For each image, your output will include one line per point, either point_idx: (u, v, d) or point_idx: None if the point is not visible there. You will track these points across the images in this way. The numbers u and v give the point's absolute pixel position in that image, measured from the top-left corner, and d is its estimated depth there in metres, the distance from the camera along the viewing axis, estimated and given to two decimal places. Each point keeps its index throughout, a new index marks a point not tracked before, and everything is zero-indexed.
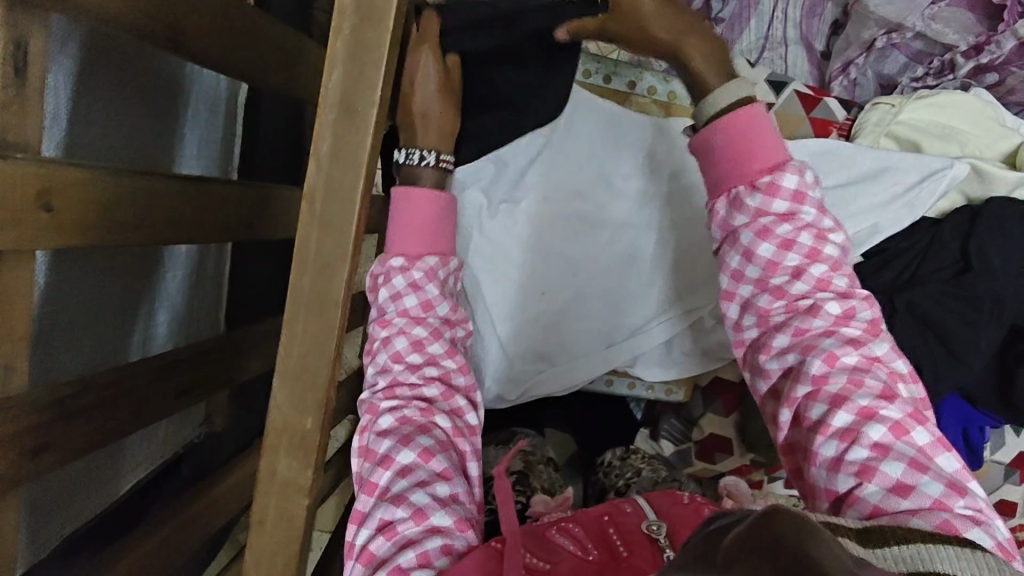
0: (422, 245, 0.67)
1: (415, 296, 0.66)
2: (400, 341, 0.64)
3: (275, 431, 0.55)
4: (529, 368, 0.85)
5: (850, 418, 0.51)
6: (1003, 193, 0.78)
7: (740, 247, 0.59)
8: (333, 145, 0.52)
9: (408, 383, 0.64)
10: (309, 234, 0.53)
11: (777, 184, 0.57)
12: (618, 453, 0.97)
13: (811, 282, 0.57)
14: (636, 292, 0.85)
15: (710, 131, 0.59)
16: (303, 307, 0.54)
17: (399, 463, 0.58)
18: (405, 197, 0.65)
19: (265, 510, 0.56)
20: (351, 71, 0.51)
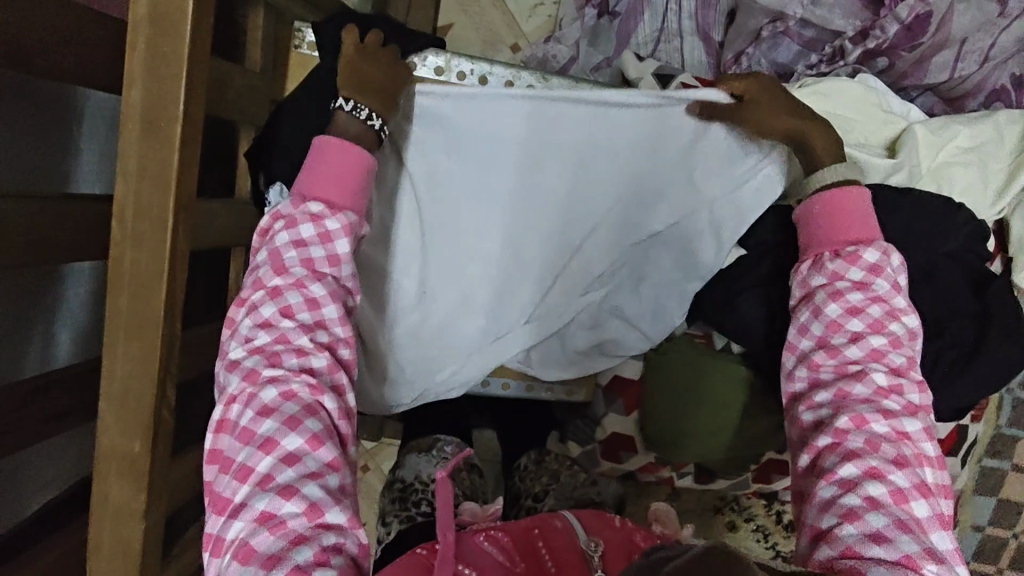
0: (339, 194, 0.65)
1: (321, 249, 0.63)
2: (294, 296, 0.61)
3: (104, 455, 0.55)
4: (426, 354, 0.83)
5: (857, 472, 0.58)
6: (877, 181, 0.77)
7: (813, 306, 0.67)
8: (139, 163, 0.51)
9: (294, 346, 0.60)
10: (122, 254, 0.52)
11: (860, 256, 0.66)
12: (532, 456, 0.99)
13: (866, 349, 0.64)
14: (531, 279, 0.82)
15: (813, 203, 0.70)
16: (124, 329, 0.53)
17: (285, 449, 0.54)
18: (331, 143, 0.65)
19: (100, 537, 0.55)
20: (151, 87, 0.50)
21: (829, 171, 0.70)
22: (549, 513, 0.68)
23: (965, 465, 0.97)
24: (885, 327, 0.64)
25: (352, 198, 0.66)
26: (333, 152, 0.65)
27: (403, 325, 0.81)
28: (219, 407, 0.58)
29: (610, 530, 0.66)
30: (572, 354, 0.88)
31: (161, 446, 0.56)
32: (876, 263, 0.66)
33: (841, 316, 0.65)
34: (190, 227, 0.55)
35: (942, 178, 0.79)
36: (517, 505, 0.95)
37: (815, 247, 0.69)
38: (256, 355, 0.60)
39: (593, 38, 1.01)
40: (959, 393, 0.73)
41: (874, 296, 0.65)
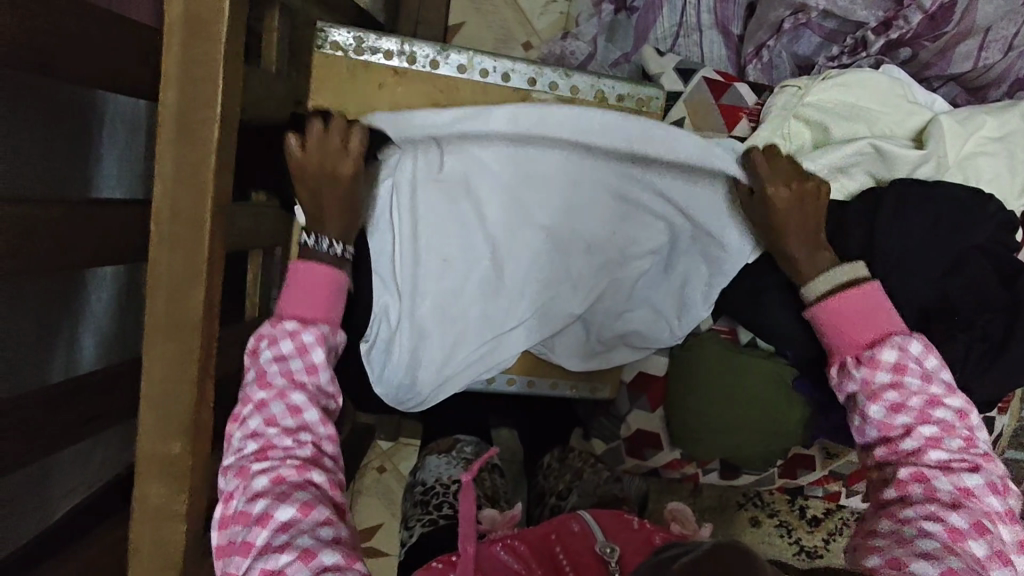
0: (314, 309, 0.66)
1: (299, 360, 0.63)
2: (277, 405, 0.61)
3: (143, 456, 0.55)
4: (440, 347, 0.82)
5: (914, 514, 0.58)
6: (905, 174, 0.76)
7: (859, 409, 0.65)
8: (175, 165, 0.51)
9: (279, 449, 0.60)
10: (160, 256, 0.52)
11: (879, 358, 0.64)
12: (556, 454, 0.99)
13: (920, 440, 0.62)
14: (530, 270, 0.81)
15: (817, 311, 0.69)
16: (162, 331, 0.53)
17: (279, 519, 0.55)
18: (307, 268, 0.67)
19: (141, 538, 0.55)
20: (185, 89, 0.50)
21: (842, 269, 0.69)
22: (566, 517, 0.69)
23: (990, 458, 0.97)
24: (931, 416, 0.62)
25: (327, 312, 0.67)
26: (304, 275, 0.66)
27: (405, 343, 0.81)
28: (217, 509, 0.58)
29: (627, 533, 0.65)
30: (594, 344, 0.88)
31: (200, 447, 0.56)
32: (898, 361, 0.63)
33: (886, 416, 0.63)
34: (225, 228, 0.55)
35: (970, 169, 0.78)
36: (541, 504, 0.95)
37: (839, 354, 0.67)
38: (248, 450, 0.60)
39: (610, 33, 1.01)
40: (991, 384, 0.72)
41: (910, 392, 0.63)
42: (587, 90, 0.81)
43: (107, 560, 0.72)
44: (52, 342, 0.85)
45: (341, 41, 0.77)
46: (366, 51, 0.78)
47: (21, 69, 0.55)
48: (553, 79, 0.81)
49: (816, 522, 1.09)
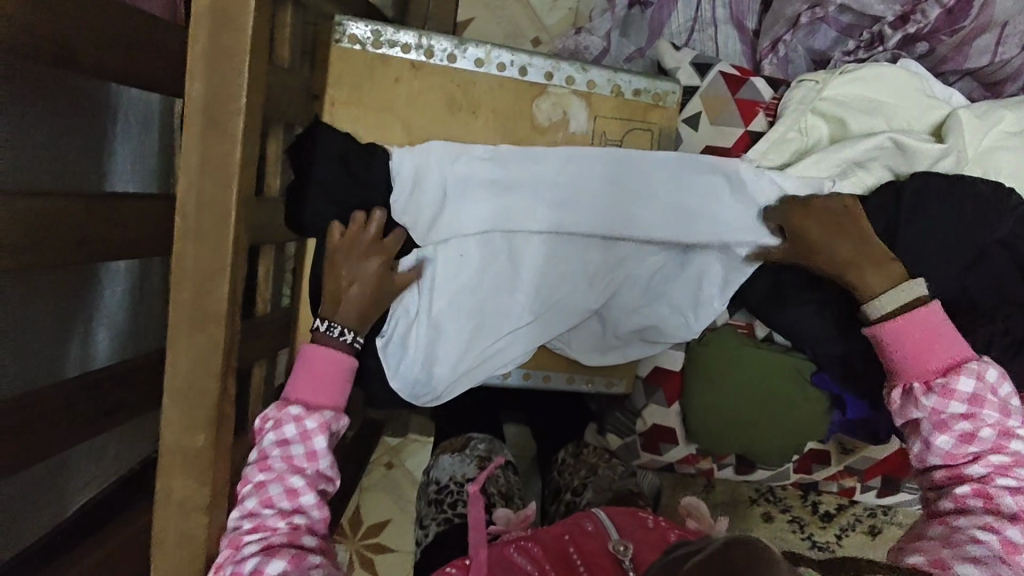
0: (320, 398, 0.67)
1: (301, 446, 0.64)
2: (275, 487, 0.61)
3: (168, 450, 0.55)
4: (465, 343, 0.82)
5: (971, 523, 0.57)
6: (924, 168, 0.76)
7: (922, 437, 0.63)
8: (201, 157, 0.51)
9: (273, 531, 0.60)
10: (185, 248, 0.52)
11: (955, 388, 0.61)
12: (570, 450, 0.99)
13: (989, 467, 0.60)
14: (548, 269, 0.81)
15: (880, 333, 0.67)
16: (186, 324, 0.53)
17: (270, 573, 0.56)
18: (318, 351, 0.69)
19: (165, 531, 0.55)
20: (212, 81, 0.50)
21: (885, 300, 0.67)
22: (580, 516, 0.68)
23: None
24: (1006, 447, 0.60)
25: (331, 400, 0.68)
26: (316, 359, 0.69)
27: (418, 351, 0.81)
28: (220, 550, 0.57)
29: (640, 532, 0.64)
30: (609, 340, 0.88)
31: (223, 439, 0.56)
32: (976, 393, 0.61)
33: (956, 446, 0.61)
34: (248, 221, 0.55)
35: (988, 163, 0.78)
36: (558, 500, 0.95)
37: (902, 378, 0.65)
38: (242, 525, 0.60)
39: (625, 28, 1.01)
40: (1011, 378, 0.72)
41: (981, 422, 0.61)
42: (604, 85, 0.81)
43: (125, 556, 0.72)
44: (68, 337, 0.85)
45: (359, 35, 0.77)
46: (383, 45, 0.78)
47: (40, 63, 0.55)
48: (570, 73, 0.81)
49: (829, 517, 1.08)
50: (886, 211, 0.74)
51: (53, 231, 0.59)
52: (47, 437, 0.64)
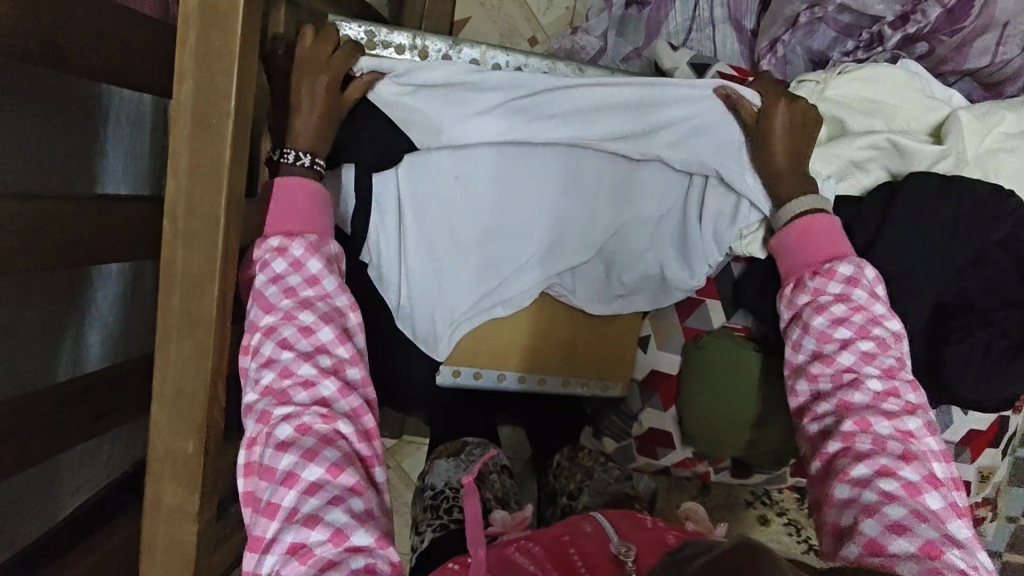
0: (303, 224, 0.65)
1: (298, 276, 0.62)
2: (287, 329, 0.60)
3: (156, 457, 0.54)
4: (460, 285, 0.83)
5: (869, 470, 0.57)
6: (923, 168, 0.75)
7: (801, 323, 0.67)
8: (190, 160, 0.50)
9: (298, 377, 0.58)
10: (174, 252, 0.51)
11: (836, 271, 0.67)
12: (566, 453, 0.97)
13: (859, 359, 0.63)
14: (540, 214, 0.82)
15: (784, 233, 0.72)
16: (177, 329, 0.52)
17: (305, 482, 0.53)
18: (289, 183, 0.65)
19: (155, 539, 0.55)
20: (201, 82, 0.49)
21: (797, 201, 0.72)
22: (578, 518, 0.67)
23: (1006, 458, 0.95)
24: (871, 332, 0.64)
25: (316, 223, 0.66)
26: (287, 194, 0.65)
27: (416, 290, 0.82)
28: (251, 423, 0.57)
29: (641, 533, 0.62)
30: (615, 287, 0.85)
31: (213, 446, 0.55)
32: (852, 274, 0.66)
33: (829, 328, 0.65)
34: (239, 223, 0.54)
35: (986, 165, 0.78)
36: (554, 503, 0.94)
37: (791, 275, 0.71)
38: (266, 395, 0.58)
39: (621, 27, 1.00)
40: (1010, 381, 0.71)
41: (855, 307, 0.65)
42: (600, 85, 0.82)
43: (117, 561, 0.71)
44: (60, 339, 0.84)
45: (353, 35, 0.77)
46: (377, 45, 0.78)
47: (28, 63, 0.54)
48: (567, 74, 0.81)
49: None
50: (885, 212, 0.73)
51: (42, 234, 0.58)
52: (36, 440, 0.63)
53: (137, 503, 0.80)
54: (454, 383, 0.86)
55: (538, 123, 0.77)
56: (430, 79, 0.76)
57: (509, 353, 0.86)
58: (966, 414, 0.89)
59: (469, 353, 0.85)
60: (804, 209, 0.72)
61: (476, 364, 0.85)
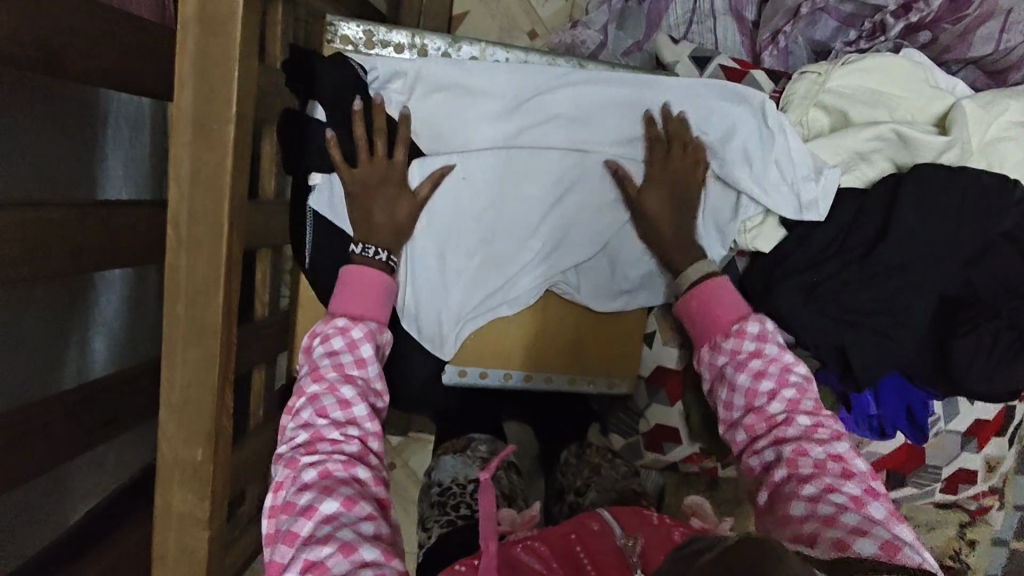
0: (366, 306, 0.67)
1: (349, 355, 0.64)
2: (328, 398, 0.61)
3: (165, 464, 0.54)
4: (463, 282, 0.82)
5: (817, 489, 0.56)
6: (930, 159, 0.74)
7: (726, 383, 0.66)
8: (192, 167, 0.49)
9: (329, 438, 0.59)
10: (178, 261, 0.51)
11: (746, 330, 0.66)
12: (574, 451, 0.97)
13: (783, 404, 0.62)
14: (544, 211, 0.82)
15: (688, 296, 0.71)
16: (184, 338, 0.52)
17: (323, 512, 0.53)
18: (358, 269, 0.68)
19: (165, 546, 0.55)
20: (202, 88, 0.49)
21: (701, 264, 0.73)
22: (585, 515, 0.65)
23: (1012, 447, 0.95)
24: (790, 379, 0.63)
25: (376, 309, 0.67)
26: (357, 277, 0.68)
27: (419, 290, 0.81)
28: (279, 470, 0.58)
29: (649, 529, 0.63)
30: (618, 282, 0.84)
31: (222, 453, 0.55)
32: (762, 332, 0.65)
33: (752, 383, 0.64)
34: (242, 229, 0.53)
35: (991, 155, 0.77)
36: (560, 500, 0.94)
37: (705, 339, 0.69)
38: (297, 444, 0.59)
39: (622, 21, 0.98)
40: (1019, 373, 0.71)
41: (770, 359, 0.64)
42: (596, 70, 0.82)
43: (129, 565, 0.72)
44: (64, 345, 0.84)
45: (352, 35, 0.77)
46: (376, 44, 0.78)
47: (25, 70, 0.53)
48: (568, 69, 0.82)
49: None
50: (892, 204, 0.72)
51: (44, 242, 0.57)
52: (43, 450, 0.63)
53: (146, 507, 0.81)
54: (461, 382, 0.85)
55: (538, 123, 0.79)
56: (433, 76, 0.76)
57: (514, 352, 0.85)
58: (972, 404, 0.89)
59: (477, 352, 0.84)
60: (700, 276, 0.72)
61: (483, 364, 0.85)
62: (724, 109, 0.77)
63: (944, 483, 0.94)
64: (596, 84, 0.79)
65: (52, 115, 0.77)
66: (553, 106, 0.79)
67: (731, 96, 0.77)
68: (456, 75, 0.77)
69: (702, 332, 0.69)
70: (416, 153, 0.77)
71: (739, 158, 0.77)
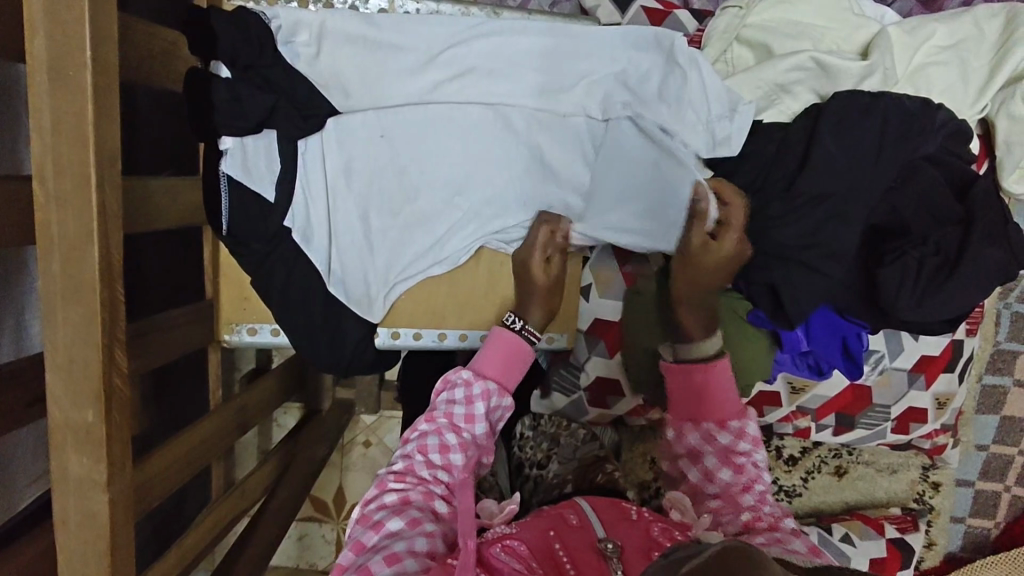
0: (495, 371, 0.72)
1: (463, 407, 0.68)
2: (433, 438, 0.66)
3: (56, 428, 0.52)
4: (389, 246, 0.81)
5: (807, 550, 0.60)
6: (850, 87, 0.73)
7: (705, 465, 0.69)
8: (54, 113, 0.49)
9: (418, 475, 0.65)
10: (48, 217, 0.50)
11: (747, 429, 0.68)
12: (527, 422, 0.95)
13: (752, 481, 0.67)
14: (468, 168, 0.80)
15: (691, 372, 0.70)
16: (63, 298, 0.51)
17: (389, 528, 0.60)
18: (506, 333, 0.73)
19: (66, 511, 0.54)
20: (54, 34, 0.48)
21: (714, 342, 0.70)
22: (562, 508, 0.65)
23: (964, 383, 0.93)
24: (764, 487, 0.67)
25: (505, 377, 0.72)
26: (502, 341, 0.73)
27: (345, 252, 0.80)
28: (371, 487, 0.65)
29: (627, 526, 0.62)
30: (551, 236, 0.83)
31: (116, 413, 0.54)
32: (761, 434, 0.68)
33: (725, 464, 0.67)
34: (119, 182, 0.52)
35: (919, 82, 0.75)
36: (517, 476, 0.91)
37: (688, 417, 0.70)
38: (391, 468, 0.66)
39: None
40: (950, 299, 0.69)
41: (740, 467, 0.67)
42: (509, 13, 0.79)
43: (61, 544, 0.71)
44: None
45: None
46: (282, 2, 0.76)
47: None
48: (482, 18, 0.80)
49: (793, 461, 1.09)
50: (811, 136, 0.71)
51: None
52: None
53: None
54: (394, 345, 0.85)
55: (454, 76, 0.76)
56: (342, 29, 0.74)
57: (445, 311, 0.84)
58: (916, 340, 0.88)
59: (409, 315, 0.84)
60: (697, 356, 0.70)
61: (415, 326, 0.84)
62: (641, 54, 0.75)
63: (895, 423, 0.93)
64: (511, 35, 0.76)
65: None
66: (469, 59, 0.76)
67: (648, 39, 0.74)
68: (366, 32, 0.74)
69: (687, 412, 0.70)
70: (330, 113, 0.76)
71: (658, 100, 0.74)
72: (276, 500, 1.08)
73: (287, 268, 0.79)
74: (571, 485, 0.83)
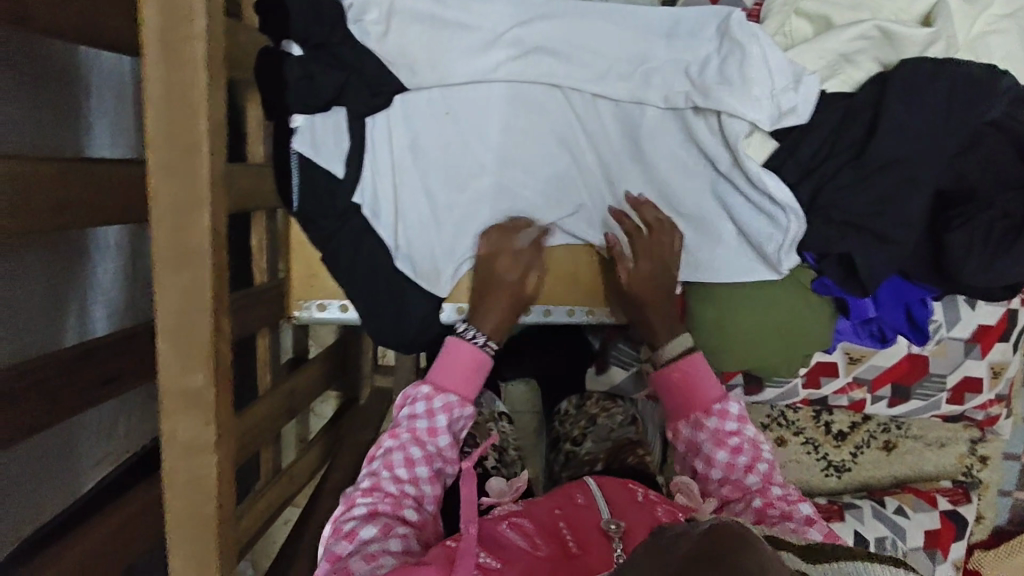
0: (456, 382, 0.74)
1: (425, 422, 0.72)
2: (398, 454, 0.69)
3: (168, 394, 0.54)
4: (456, 222, 0.82)
5: (820, 535, 0.65)
6: (913, 55, 0.74)
7: (704, 453, 0.74)
8: (164, 84, 0.50)
9: (386, 487, 0.68)
10: (159, 184, 0.51)
11: (729, 410, 0.75)
12: (573, 401, 0.98)
13: (755, 470, 0.72)
14: (532, 148, 0.83)
15: (670, 370, 0.78)
16: (173, 264, 0.52)
17: (362, 536, 0.62)
18: (460, 343, 0.75)
19: (173, 475, 0.55)
20: (166, 4, 0.49)
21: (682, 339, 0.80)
22: (572, 488, 0.68)
23: (1018, 353, 0.94)
24: (761, 463, 0.73)
25: (467, 387, 0.75)
26: (458, 352, 0.75)
27: (412, 229, 0.81)
28: (338, 505, 0.67)
29: (635, 511, 0.63)
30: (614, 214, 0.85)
31: (223, 380, 0.55)
32: (743, 412, 0.75)
33: (729, 453, 0.73)
34: (221, 152, 0.54)
35: (979, 50, 0.76)
36: (554, 449, 0.94)
37: (682, 412, 0.77)
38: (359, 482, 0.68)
39: None
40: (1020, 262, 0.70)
41: (735, 448, 0.73)
42: None
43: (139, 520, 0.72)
44: (65, 313, 0.84)
45: None
46: None
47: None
48: None
49: (842, 436, 1.09)
50: (877, 104, 0.72)
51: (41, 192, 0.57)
52: (43, 406, 0.63)
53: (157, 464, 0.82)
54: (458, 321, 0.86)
55: (519, 55, 0.78)
56: (409, 8, 0.74)
57: None
58: (972, 309, 0.90)
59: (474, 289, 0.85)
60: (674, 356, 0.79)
61: None
62: (706, 31, 0.75)
63: (949, 394, 0.94)
64: (574, 13, 0.76)
65: (42, 79, 0.76)
66: (533, 39, 0.77)
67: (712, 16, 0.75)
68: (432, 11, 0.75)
69: (676, 408, 0.77)
70: (398, 89, 0.77)
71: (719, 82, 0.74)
72: (328, 483, 1.09)
73: (354, 244, 0.80)
74: (602, 463, 0.85)
